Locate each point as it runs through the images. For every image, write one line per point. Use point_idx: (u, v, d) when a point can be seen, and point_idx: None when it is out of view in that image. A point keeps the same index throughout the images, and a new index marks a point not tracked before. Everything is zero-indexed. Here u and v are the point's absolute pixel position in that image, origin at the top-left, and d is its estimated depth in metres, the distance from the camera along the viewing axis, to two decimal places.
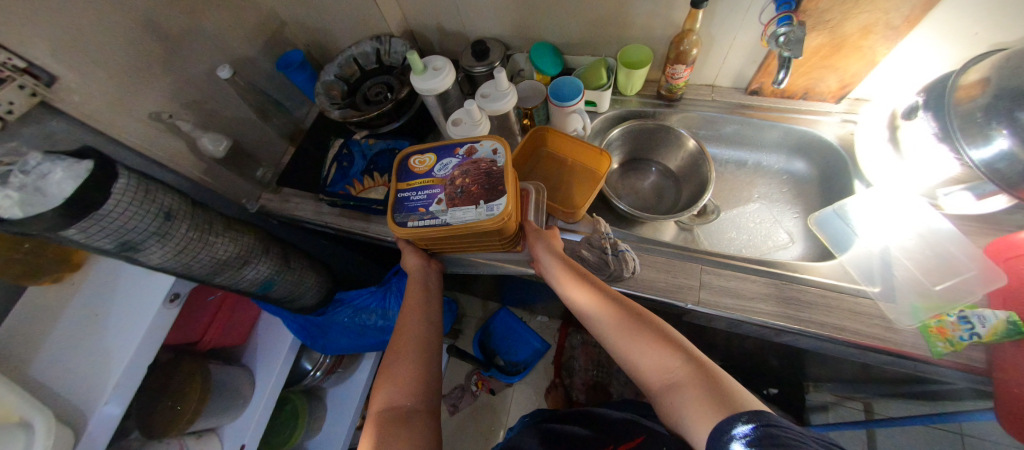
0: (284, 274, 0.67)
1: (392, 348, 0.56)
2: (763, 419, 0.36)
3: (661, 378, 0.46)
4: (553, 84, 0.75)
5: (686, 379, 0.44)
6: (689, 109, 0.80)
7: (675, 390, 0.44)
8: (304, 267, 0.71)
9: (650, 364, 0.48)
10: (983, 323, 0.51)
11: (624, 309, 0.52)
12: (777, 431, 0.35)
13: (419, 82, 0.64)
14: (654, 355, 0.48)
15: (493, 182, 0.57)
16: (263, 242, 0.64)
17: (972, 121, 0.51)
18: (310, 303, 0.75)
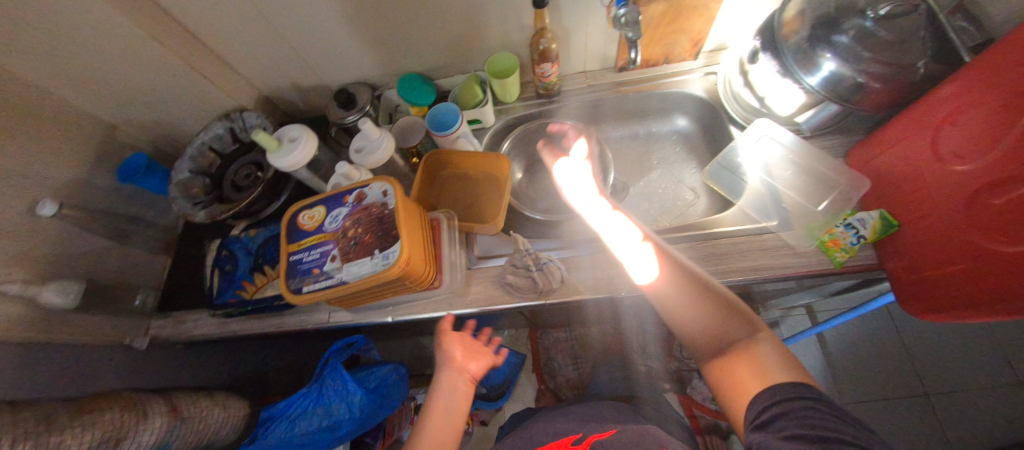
0: (184, 424, 0.62)
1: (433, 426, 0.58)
2: (800, 393, 0.41)
3: (718, 346, 0.51)
4: (429, 113, 0.71)
5: (741, 349, 0.49)
6: (570, 100, 0.80)
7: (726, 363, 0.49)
8: (211, 406, 0.68)
9: (709, 337, 0.53)
10: (865, 226, 0.57)
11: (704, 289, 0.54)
12: (820, 405, 0.40)
13: (278, 160, 0.58)
14: (717, 326, 0.52)
15: (387, 227, 0.52)
16: (143, 405, 0.59)
17: (804, 52, 0.58)
18: (228, 435, 0.71)
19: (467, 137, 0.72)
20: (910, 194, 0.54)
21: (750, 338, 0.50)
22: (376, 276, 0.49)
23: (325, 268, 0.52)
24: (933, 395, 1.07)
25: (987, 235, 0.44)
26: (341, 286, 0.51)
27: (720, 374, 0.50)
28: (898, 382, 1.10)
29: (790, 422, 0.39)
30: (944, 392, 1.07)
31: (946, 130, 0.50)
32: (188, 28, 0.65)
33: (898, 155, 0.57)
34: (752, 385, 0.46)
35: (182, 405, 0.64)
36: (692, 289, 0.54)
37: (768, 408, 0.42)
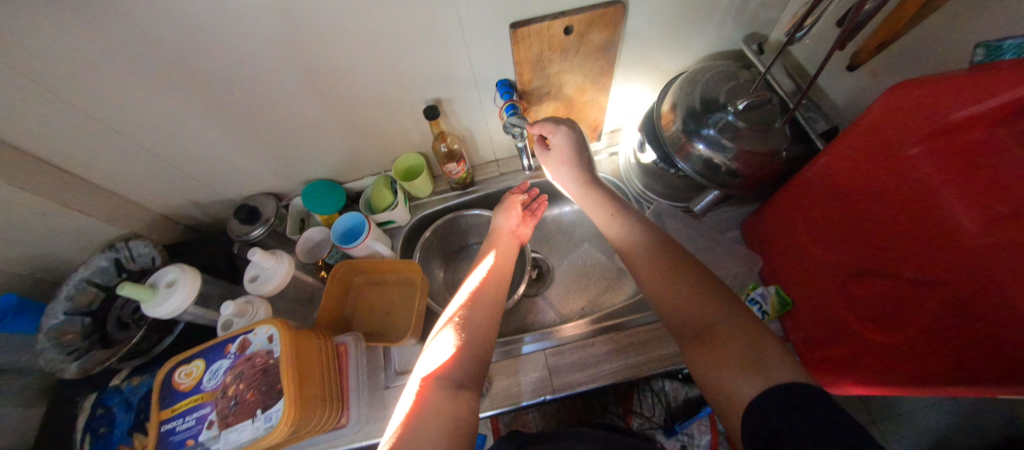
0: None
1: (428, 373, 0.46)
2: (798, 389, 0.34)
3: (688, 323, 0.46)
4: (335, 224, 0.70)
5: (722, 335, 0.42)
6: (486, 189, 0.81)
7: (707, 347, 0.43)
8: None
9: (692, 323, 0.46)
10: (766, 302, 0.60)
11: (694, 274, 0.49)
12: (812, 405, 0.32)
13: (152, 310, 0.53)
14: (696, 309, 0.46)
15: (272, 379, 0.48)
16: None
17: (679, 143, 0.63)
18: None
19: (376, 244, 0.69)
20: (794, 270, 0.58)
21: (730, 318, 0.43)
22: (257, 443, 0.44)
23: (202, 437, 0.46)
24: None
25: (858, 321, 0.47)
26: None
27: (703, 364, 0.43)
28: None
29: (795, 424, 0.32)
30: None
31: (812, 215, 0.54)
32: (67, 163, 0.62)
33: (780, 232, 0.61)
34: (746, 386, 0.37)
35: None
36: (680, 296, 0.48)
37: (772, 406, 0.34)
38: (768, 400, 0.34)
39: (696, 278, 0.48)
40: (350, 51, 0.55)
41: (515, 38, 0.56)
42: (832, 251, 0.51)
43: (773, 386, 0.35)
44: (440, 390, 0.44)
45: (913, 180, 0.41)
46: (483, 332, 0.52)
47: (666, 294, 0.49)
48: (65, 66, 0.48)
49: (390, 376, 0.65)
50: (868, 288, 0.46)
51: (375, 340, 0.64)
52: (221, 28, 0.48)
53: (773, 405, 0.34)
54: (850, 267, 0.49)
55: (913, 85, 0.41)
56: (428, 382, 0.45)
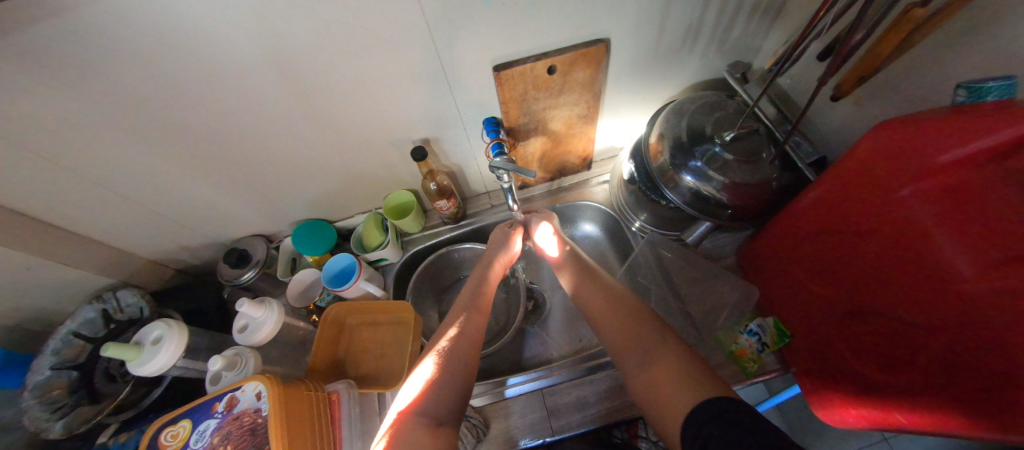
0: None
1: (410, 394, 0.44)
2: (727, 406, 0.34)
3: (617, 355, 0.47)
4: (326, 267, 0.69)
5: (657, 353, 0.43)
6: (478, 222, 0.81)
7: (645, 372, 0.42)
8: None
9: (628, 348, 0.46)
10: (764, 334, 0.60)
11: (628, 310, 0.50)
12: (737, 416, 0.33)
13: (138, 369, 0.52)
14: (623, 333, 0.48)
15: (260, 439, 0.46)
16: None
17: (668, 174, 0.63)
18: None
19: (368, 285, 0.68)
20: (792, 303, 0.57)
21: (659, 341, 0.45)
22: None
23: None
24: None
25: (860, 360, 0.46)
26: None
27: (639, 389, 0.43)
28: None
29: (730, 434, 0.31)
30: None
31: (806, 249, 0.54)
32: (55, 218, 0.62)
33: (775, 261, 0.61)
34: (679, 401, 0.37)
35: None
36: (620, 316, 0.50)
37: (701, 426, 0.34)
38: (704, 409, 0.35)
39: (630, 303, 0.51)
40: (337, 97, 0.55)
41: (498, 80, 0.56)
42: (826, 286, 0.51)
43: (708, 397, 0.36)
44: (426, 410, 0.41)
45: (899, 217, 0.41)
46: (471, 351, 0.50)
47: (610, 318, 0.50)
48: (51, 129, 0.49)
49: None
50: (867, 327, 0.45)
51: (369, 386, 0.63)
52: (206, 85, 0.49)
53: (706, 421, 0.34)
54: (846, 304, 0.48)
55: (893, 125, 0.42)
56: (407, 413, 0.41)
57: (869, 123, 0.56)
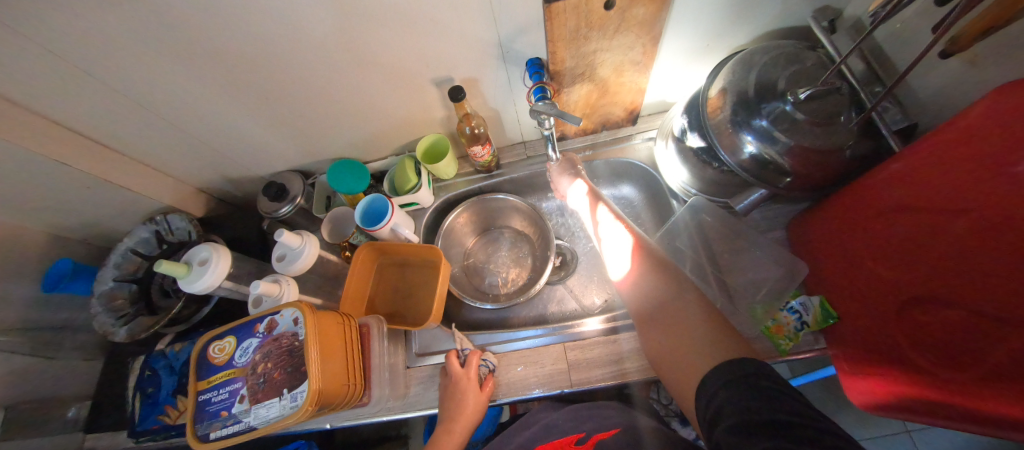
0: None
1: None
2: (748, 369, 0.32)
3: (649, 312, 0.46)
4: (360, 206, 0.69)
5: (677, 315, 0.42)
6: (511, 173, 0.79)
7: (668, 335, 0.42)
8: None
9: (650, 311, 0.46)
10: (806, 311, 0.56)
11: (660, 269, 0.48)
12: (762, 382, 0.31)
13: (188, 286, 0.55)
14: (655, 292, 0.46)
15: (296, 361, 0.49)
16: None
17: (725, 134, 0.58)
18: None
19: (399, 227, 0.69)
20: (844, 284, 0.53)
21: (677, 300, 0.44)
22: (284, 421, 0.46)
23: (235, 410, 0.49)
24: None
25: (915, 349, 0.43)
26: (251, 431, 0.48)
27: (662, 350, 0.42)
28: None
29: (742, 397, 0.31)
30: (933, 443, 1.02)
31: (874, 227, 0.49)
32: (108, 140, 0.64)
33: (832, 238, 0.56)
34: (695, 362, 0.37)
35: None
36: (654, 279, 0.48)
37: (722, 388, 0.32)
38: (721, 369, 0.34)
39: (651, 256, 0.51)
40: (374, 29, 0.51)
41: (548, 14, 0.50)
42: (890, 268, 0.46)
43: (725, 359, 0.35)
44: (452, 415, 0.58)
45: (995, 194, 0.36)
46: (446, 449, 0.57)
47: (639, 284, 0.49)
48: (95, 47, 0.48)
49: (411, 357, 0.67)
50: (931, 315, 0.41)
51: (397, 323, 0.65)
52: (242, 11, 0.46)
53: (722, 381, 0.33)
54: (909, 290, 0.44)
55: (1020, 86, 0.35)
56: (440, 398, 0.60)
57: (980, 86, 0.47)
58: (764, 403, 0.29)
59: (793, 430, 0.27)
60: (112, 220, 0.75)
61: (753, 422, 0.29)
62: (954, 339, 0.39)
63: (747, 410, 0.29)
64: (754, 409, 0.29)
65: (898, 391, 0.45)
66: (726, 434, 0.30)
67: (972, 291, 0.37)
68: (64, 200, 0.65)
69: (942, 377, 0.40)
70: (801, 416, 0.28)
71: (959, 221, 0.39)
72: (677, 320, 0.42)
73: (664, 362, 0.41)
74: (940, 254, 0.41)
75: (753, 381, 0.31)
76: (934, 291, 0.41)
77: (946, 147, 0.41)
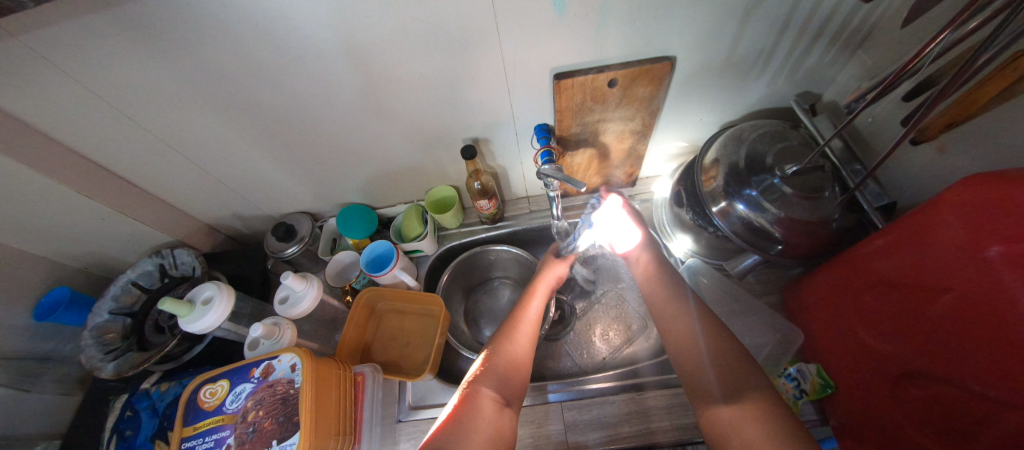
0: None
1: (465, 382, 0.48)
2: None
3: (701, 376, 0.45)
4: (366, 251, 0.71)
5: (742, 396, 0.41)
6: (515, 225, 0.82)
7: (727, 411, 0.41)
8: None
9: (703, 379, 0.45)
10: (804, 379, 0.57)
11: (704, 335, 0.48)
12: None
13: (188, 326, 0.55)
14: (698, 357, 0.47)
15: (290, 409, 0.48)
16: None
17: (719, 201, 0.61)
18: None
19: (402, 274, 0.70)
20: (839, 354, 0.54)
21: (737, 387, 0.42)
22: None
23: None
24: None
25: (915, 426, 0.42)
26: None
27: (723, 426, 0.41)
28: None
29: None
30: None
31: (863, 299, 0.51)
32: (131, 175, 0.67)
33: (823, 308, 0.57)
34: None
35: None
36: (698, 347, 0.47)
37: None
38: None
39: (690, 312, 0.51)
40: (399, 91, 0.57)
41: (557, 89, 0.56)
42: (883, 342, 0.47)
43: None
44: (487, 401, 0.45)
45: (971, 275, 0.38)
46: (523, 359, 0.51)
47: (693, 352, 0.47)
48: (143, 93, 0.54)
49: (403, 410, 0.65)
50: (924, 390, 0.42)
51: (391, 373, 0.64)
52: (282, 69, 0.52)
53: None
54: (901, 363, 0.45)
55: (982, 180, 0.39)
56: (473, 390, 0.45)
57: (951, 170, 0.52)
58: None
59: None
60: (118, 251, 0.76)
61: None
62: (943, 419, 0.40)
63: None
64: None
65: None
66: None
67: (956, 373, 0.39)
68: (77, 230, 0.67)
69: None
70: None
71: (939, 303, 0.41)
72: (742, 409, 0.40)
73: (725, 433, 0.40)
74: (922, 331, 0.42)
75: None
76: (918, 368, 0.42)
77: (916, 230, 0.44)
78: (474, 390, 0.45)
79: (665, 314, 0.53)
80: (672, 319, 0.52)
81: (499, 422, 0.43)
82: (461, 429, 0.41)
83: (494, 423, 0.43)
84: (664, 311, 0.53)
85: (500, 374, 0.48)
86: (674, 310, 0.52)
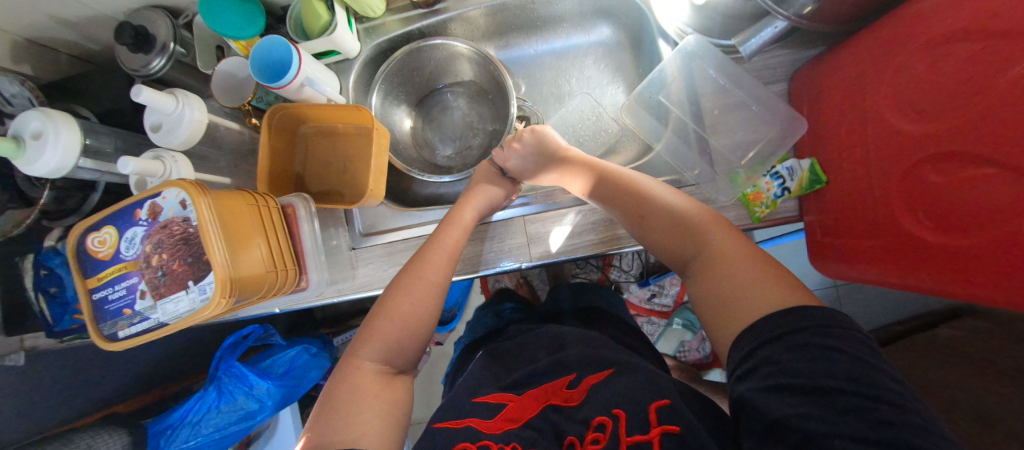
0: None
1: (367, 338, 0.47)
2: (795, 319, 0.32)
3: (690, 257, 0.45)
4: (253, 52, 0.52)
5: (716, 257, 0.41)
6: (460, 8, 0.60)
7: (705, 281, 0.41)
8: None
9: (684, 255, 0.46)
10: (790, 176, 0.50)
11: (666, 209, 0.48)
12: (811, 336, 0.30)
13: (28, 168, 0.42)
14: (679, 248, 0.46)
15: (196, 250, 0.41)
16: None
17: None
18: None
19: (313, 82, 0.54)
20: (839, 138, 0.45)
21: (711, 244, 0.43)
22: (198, 315, 0.40)
23: (138, 307, 0.42)
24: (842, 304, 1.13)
25: (910, 214, 0.37)
26: (166, 327, 0.42)
27: (698, 293, 0.42)
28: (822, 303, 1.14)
29: (787, 357, 0.30)
30: (851, 299, 1.13)
31: (902, 70, 0.37)
32: None
33: (839, 86, 0.45)
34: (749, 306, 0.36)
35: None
36: (670, 221, 0.47)
37: (758, 345, 0.33)
38: (779, 317, 0.33)
39: (654, 199, 0.49)
40: None
41: None
42: (910, 123, 0.36)
43: (783, 306, 0.34)
44: (372, 373, 0.44)
45: None
46: (424, 304, 0.50)
47: (666, 235, 0.47)
48: None
49: (356, 238, 0.61)
50: (943, 175, 0.33)
51: (332, 202, 0.58)
52: None
53: (764, 338, 0.33)
54: (921, 148, 0.35)
55: None
56: (366, 369, 0.45)
57: None
58: (815, 364, 0.29)
59: (856, 396, 0.27)
60: None
61: (794, 382, 0.29)
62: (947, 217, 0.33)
63: (797, 371, 0.29)
64: (809, 370, 0.29)
65: (874, 254, 0.42)
66: (756, 391, 0.31)
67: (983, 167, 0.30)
68: None
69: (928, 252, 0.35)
70: (880, 387, 0.27)
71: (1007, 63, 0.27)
72: (717, 268, 0.41)
73: (707, 298, 0.41)
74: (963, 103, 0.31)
75: (796, 340, 0.31)
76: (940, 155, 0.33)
77: None
78: (357, 364, 0.45)
79: (629, 201, 0.50)
80: (635, 203, 0.50)
81: (392, 393, 0.44)
82: (341, 414, 0.39)
83: (387, 395, 0.43)
84: (620, 203, 0.51)
85: (391, 342, 0.47)
86: (636, 200, 0.50)
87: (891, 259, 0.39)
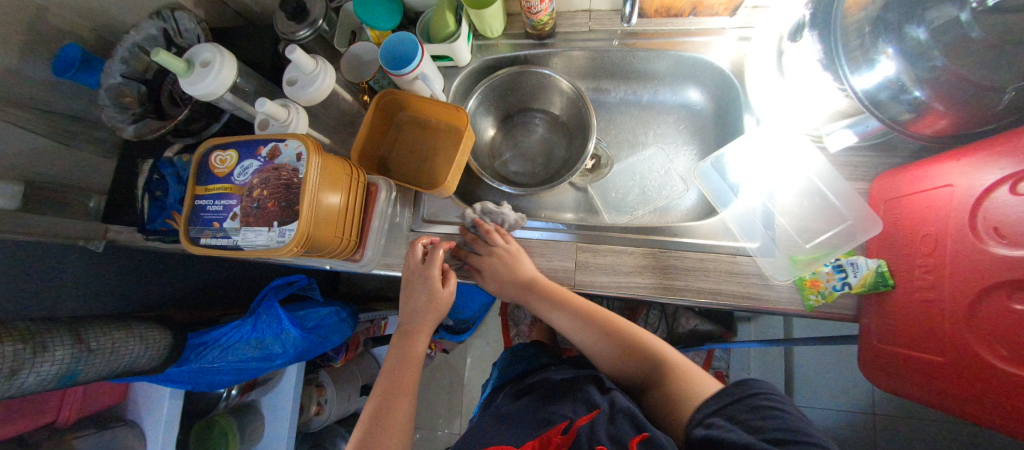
0: (93, 355, 0.55)
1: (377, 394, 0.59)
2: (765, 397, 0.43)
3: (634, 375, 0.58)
4: (384, 43, 0.59)
5: (660, 378, 0.54)
6: (566, 46, 0.67)
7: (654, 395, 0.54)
8: (128, 338, 0.58)
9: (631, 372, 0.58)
10: (855, 274, 0.49)
11: (626, 368, 0.59)
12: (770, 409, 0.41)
13: (190, 87, 0.50)
14: (631, 365, 0.58)
15: (292, 198, 0.46)
16: (77, 330, 0.55)
17: (859, 40, 0.43)
18: (157, 365, 0.62)
19: (426, 76, 0.61)
20: (912, 246, 0.45)
21: (644, 365, 0.57)
22: (269, 252, 0.45)
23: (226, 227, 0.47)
24: (875, 434, 1.03)
25: (983, 338, 0.35)
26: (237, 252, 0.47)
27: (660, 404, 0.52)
28: (854, 427, 1.05)
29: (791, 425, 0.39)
30: (888, 433, 1.03)
31: (997, 194, 0.36)
32: None
33: (917, 198, 0.46)
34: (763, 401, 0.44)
35: (91, 333, 0.56)
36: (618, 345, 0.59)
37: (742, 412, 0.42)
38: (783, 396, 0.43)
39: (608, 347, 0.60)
40: None
41: None
42: (999, 247, 0.35)
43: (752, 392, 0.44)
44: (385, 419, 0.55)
45: None
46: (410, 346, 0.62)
47: (623, 358, 0.59)
48: None
49: (416, 222, 0.66)
50: None
51: (408, 183, 0.63)
52: None
53: (746, 397, 0.43)
54: (1003, 274, 0.34)
55: None
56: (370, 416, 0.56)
57: None
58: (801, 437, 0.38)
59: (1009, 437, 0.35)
60: (121, 9, 0.66)
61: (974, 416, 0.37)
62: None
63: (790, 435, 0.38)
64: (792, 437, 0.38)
65: (935, 371, 0.40)
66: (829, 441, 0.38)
67: None
68: None
69: (1000, 384, 0.34)
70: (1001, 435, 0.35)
71: None
72: (656, 391, 0.54)
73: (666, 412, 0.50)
74: None
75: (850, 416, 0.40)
76: (1020, 290, 0.33)
77: None
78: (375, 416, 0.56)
79: (601, 358, 0.61)
80: (607, 359, 0.60)
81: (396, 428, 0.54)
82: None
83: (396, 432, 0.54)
84: (600, 357, 0.61)
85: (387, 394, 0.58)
86: (608, 348, 0.60)
87: (959, 385, 0.38)
